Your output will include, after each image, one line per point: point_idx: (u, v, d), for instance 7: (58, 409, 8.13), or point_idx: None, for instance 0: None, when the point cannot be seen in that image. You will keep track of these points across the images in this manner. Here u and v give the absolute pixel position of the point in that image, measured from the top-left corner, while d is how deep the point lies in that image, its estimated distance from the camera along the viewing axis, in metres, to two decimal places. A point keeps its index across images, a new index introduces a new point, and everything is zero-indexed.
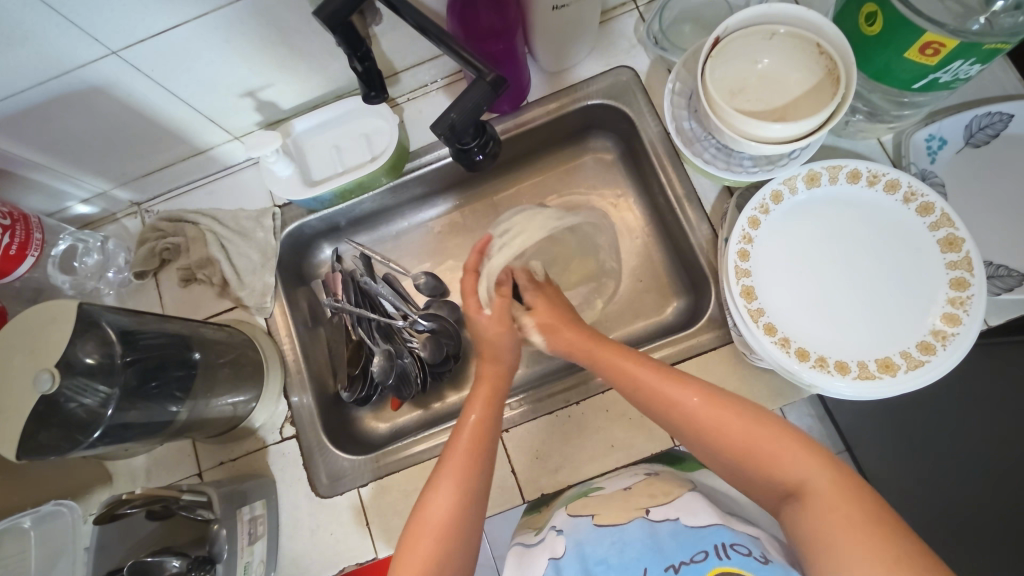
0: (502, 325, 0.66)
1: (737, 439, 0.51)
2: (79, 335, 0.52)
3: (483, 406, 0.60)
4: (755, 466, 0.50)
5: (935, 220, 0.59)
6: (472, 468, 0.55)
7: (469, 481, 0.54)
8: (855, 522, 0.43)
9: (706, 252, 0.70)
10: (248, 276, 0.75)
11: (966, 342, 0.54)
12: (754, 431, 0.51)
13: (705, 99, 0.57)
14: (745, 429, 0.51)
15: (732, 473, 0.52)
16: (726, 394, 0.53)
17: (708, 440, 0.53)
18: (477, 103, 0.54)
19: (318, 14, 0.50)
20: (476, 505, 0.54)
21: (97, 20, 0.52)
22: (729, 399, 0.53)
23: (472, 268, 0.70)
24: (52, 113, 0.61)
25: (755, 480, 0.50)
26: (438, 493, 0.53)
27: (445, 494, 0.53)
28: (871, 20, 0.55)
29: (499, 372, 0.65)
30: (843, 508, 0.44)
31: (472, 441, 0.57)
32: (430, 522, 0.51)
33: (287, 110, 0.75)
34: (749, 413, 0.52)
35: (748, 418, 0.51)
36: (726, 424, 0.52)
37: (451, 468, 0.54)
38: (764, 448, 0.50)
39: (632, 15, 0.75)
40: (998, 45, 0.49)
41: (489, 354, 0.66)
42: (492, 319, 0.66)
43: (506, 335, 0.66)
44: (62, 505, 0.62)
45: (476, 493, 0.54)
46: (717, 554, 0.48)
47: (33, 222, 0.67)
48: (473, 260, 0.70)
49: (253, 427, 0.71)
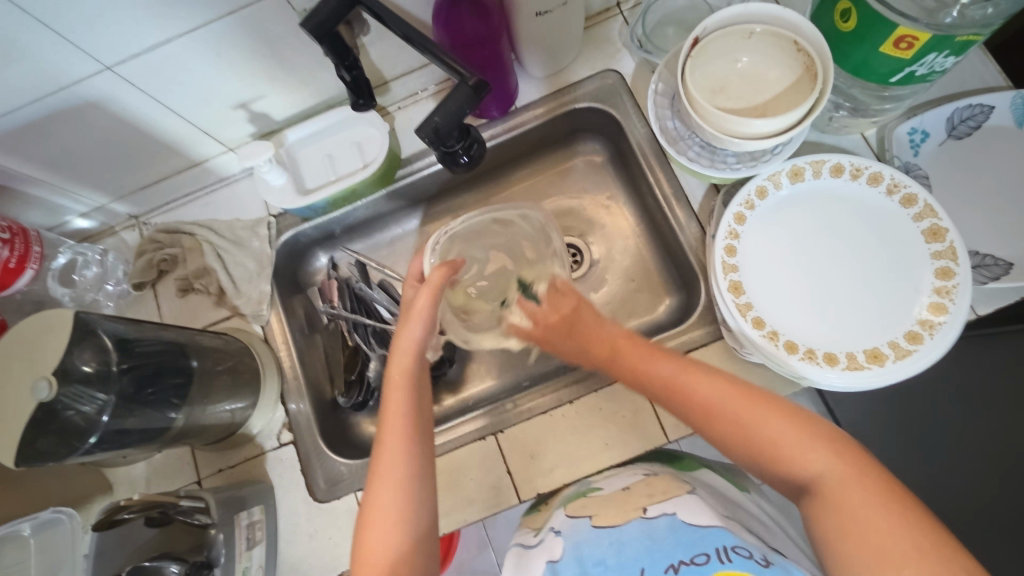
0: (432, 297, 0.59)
1: (746, 437, 0.48)
2: (75, 344, 0.53)
3: (405, 399, 0.56)
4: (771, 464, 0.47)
5: (918, 211, 0.60)
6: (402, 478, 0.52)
7: (407, 495, 0.52)
8: (858, 518, 0.42)
9: (695, 250, 0.71)
10: (244, 285, 0.76)
11: (951, 333, 0.55)
12: (764, 425, 0.48)
13: (686, 97, 0.59)
14: (776, 428, 0.47)
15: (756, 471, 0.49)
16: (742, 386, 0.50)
17: (718, 438, 0.50)
18: (460, 107, 0.56)
19: (304, 25, 0.52)
20: (417, 524, 0.51)
21: (91, 36, 0.54)
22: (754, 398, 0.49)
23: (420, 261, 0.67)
24: (49, 129, 0.62)
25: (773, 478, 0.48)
26: (373, 521, 0.51)
27: (382, 519, 0.51)
28: (846, 16, 0.56)
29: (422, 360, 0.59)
30: (852, 503, 0.42)
31: (399, 448, 0.53)
32: (376, 551, 0.49)
33: (280, 120, 0.77)
34: (755, 407, 0.49)
35: (753, 411, 0.49)
36: (734, 421, 0.49)
37: (378, 483, 0.52)
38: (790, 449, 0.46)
39: (617, 20, 0.77)
40: (970, 36, 0.50)
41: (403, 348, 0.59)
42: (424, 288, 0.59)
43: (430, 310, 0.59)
44: (61, 512, 0.62)
45: (416, 508, 0.52)
46: (718, 558, 0.47)
47: (32, 236, 0.68)
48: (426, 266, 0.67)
49: (251, 433, 0.72)
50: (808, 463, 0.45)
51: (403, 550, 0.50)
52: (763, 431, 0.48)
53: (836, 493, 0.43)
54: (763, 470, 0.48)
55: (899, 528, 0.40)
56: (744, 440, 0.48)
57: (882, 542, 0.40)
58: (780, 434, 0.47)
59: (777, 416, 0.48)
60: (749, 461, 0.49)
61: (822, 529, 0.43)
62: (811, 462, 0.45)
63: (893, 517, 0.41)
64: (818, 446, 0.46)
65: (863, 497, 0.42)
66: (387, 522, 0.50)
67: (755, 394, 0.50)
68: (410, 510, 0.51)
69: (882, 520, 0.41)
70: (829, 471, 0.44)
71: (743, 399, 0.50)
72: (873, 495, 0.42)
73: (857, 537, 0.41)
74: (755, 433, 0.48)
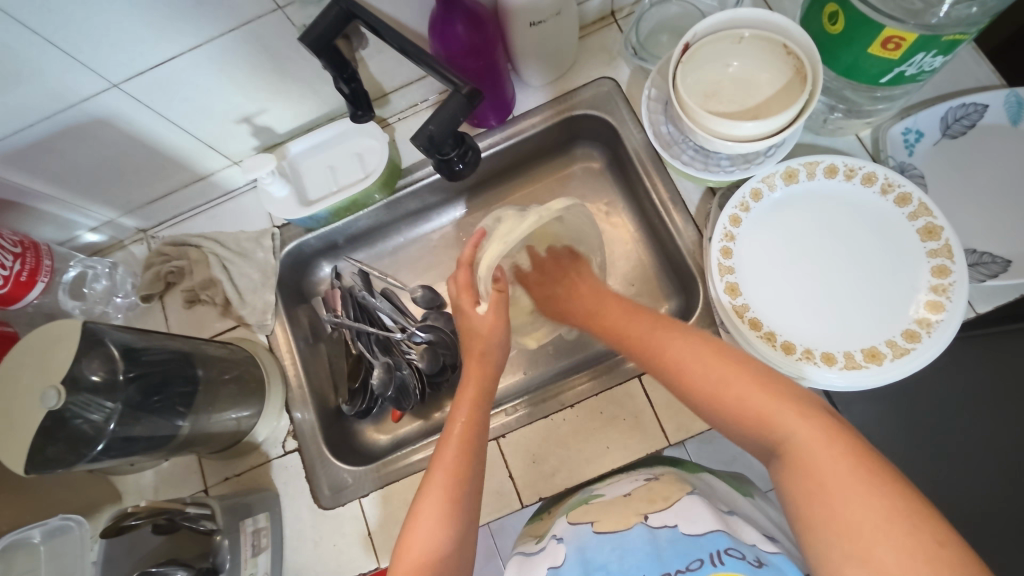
0: (496, 322, 0.63)
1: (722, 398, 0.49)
2: (84, 353, 0.55)
3: (468, 410, 0.58)
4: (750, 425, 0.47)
5: (912, 210, 0.60)
6: (460, 473, 0.53)
7: (457, 499, 0.52)
8: (825, 478, 0.41)
9: (693, 253, 0.71)
10: (249, 295, 0.77)
11: (949, 330, 0.55)
12: (741, 389, 0.48)
13: (677, 102, 0.60)
14: (759, 400, 0.47)
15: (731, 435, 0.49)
16: (721, 347, 0.52)
17: (687, 394, 0.52)
18: (454, 115, 0.57)
19: (303, 40, 0.54)
20: (464, 532, 0.51)
21: (97, 54, 0.56)
22: (731, 366, 0.50)
23: (466, 262, 0.66)
24: (60, 145, 0.64)
25: (747, 439, 0.48)
26: (423, 508, 0.51)
27: (435, 502, 0.52)
28: (834, 19, 0.57)
29: (485, 368, 0.62)
30: (823, 465, 0.41)
31: (456, 456, 0.54)
32: (423, 534, 0.50)
33: (282, 134, 0.79)
34: (726, 365, 0.50)
35: (725, 368, 0.50)
36: (706, 381, 0.50)
37: (437, 474, 0.53)
38: (768, 417, 0.46)
39: (612, 29, 0.78)
40: (956, 35, 0.50)
41: (478, 349, 0.63)
42: (486, 314, 0.63)
43: (498, 328, 0.63)
44: (70, 520, 0.62)
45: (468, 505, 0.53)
46: (711, 561, 0.48)
47: (43, 250, 0.70)
48: (469, 252, 0.66)
49: (257, 441, 0.73)
50: (775, 417, 0.45)
51: (446, 542, 0.50)
52: (730, 387, 0.48)
53: (801, 453, 0.43)
54: (734, 429, 0.48)
55: (868, 491, 0.39)
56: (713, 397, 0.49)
57: (849, 517, 0.39)
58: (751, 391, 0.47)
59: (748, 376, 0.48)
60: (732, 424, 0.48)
61: (793, 490, 0.43)
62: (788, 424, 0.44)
63: (860, 482, 0.40)
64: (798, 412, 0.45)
65: (830, 461, 0.41)
66: (429, 519, 0.50)
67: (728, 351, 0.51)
68: (459, 515, 0.52)
69: (850, 490, 0.40)
70: (795, 431, 0.44)
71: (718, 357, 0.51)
72: (841, 459, 0.41)
73: (826, 508, 0.40)
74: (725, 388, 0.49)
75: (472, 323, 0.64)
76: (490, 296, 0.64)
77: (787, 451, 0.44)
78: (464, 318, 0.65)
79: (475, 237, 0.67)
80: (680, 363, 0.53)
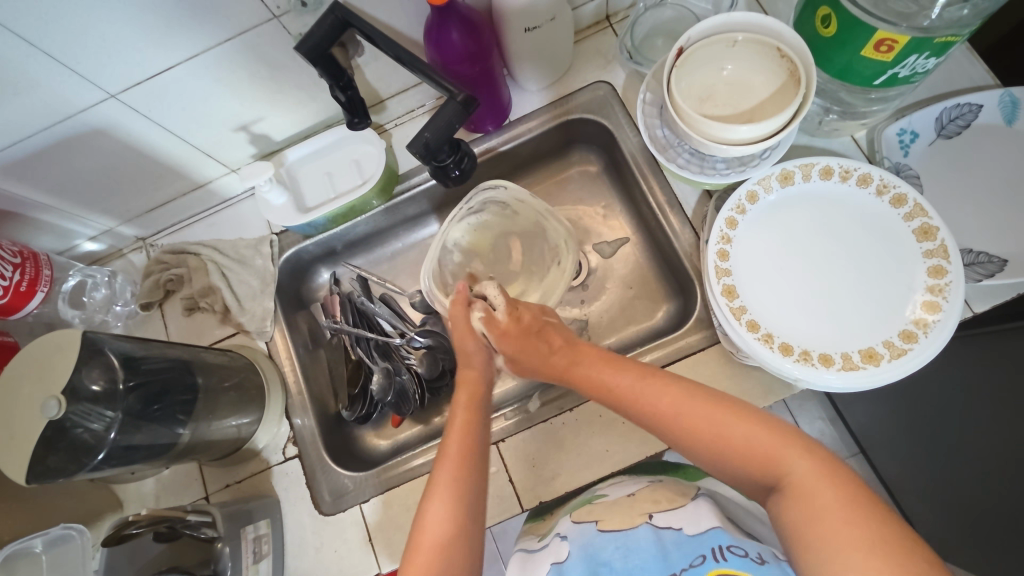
0: (467, 329, 0.64)
1: (707, 438, 0.49)
2: (84, 362, 0.55)
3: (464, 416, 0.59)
4: (738, 460, 0.47)
5: (908, 210, 0.60)
6: (461, 478, 0.53)
7: (462, 494, 0.52)
8: (824, 506, 0.42)
9: (690, 255, 0.71)
10: (248, 302, 0.78)
11: (946, 330, 0.55)
12: (725, 428, 0.49)
13: (672, 106, 0.60)
14: (741, 436, 0.48)
15: (718, 472, 0.50)
16: (694, 390, 0.52)
17: (682, 440, 0.51)
18: (449, 121, 0.57)
19: (299, 48, 0.55)
20: (474, 521, 0.52)
21: (94, 65, 0.56)
22: (703, 406, 0.50)
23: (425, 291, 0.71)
24: (59, 155, 0.64)
25: (741, 478, 0.48)
26: (430, 499, 0.52)
27: (443, 508, 0.51)
28: (826, 22, 0.58)
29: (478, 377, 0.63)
30: (819, 494, 0.43)
31: (458, 453, 0.55)
32: (430, 538, 0.50)
33: (280, 141, 0.79)
34: (713, 408, 0.50)
35: (708, 410, 0.50)
36: (692, 424, 0.50)
37: (440, 480, 0.53)
38: (749, 450, 0.47)
39: (607, 33, 0.79)
40: (948, 37, 0.51)
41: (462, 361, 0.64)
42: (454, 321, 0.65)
43: (472, 339, 0.64)
44: (72, 529, 0.61)
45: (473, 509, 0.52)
46: (714, 557, 0.48)
47: (43, 260, 0.71)
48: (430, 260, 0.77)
49: (257, 448, 0.73)
50: (769, 455, 0.46)
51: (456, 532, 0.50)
52: (722, 434, 0.48)
53: (800, 484, 0.44)
54: (725, 467, 0.49)
55: (862, 514, 0.41)
56: (706, 440, 0.49)
57: (848, 537, 0.40)
58: (743, 433, 0.48)
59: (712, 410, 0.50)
60: (721, 463, 0.49)
61: (790, 522, 0.43)
62: (777, 458, 0.46)
63: (858, 506, 0.41)
64: (783, 444, 0.46)
65: (829, 489, 0.42)
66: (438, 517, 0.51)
67: (684, 390, 0.52)
68: (465, 505, 0.52)
69: (848, 515, 0.41)
70: (788, 465, 0.45)
71: (689, 397, 0.51)
72: (837, 489, 0.42)
73: (825, 530, 0.41)
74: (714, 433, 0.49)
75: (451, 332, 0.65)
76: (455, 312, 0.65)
77: (788, 485, 0.44)
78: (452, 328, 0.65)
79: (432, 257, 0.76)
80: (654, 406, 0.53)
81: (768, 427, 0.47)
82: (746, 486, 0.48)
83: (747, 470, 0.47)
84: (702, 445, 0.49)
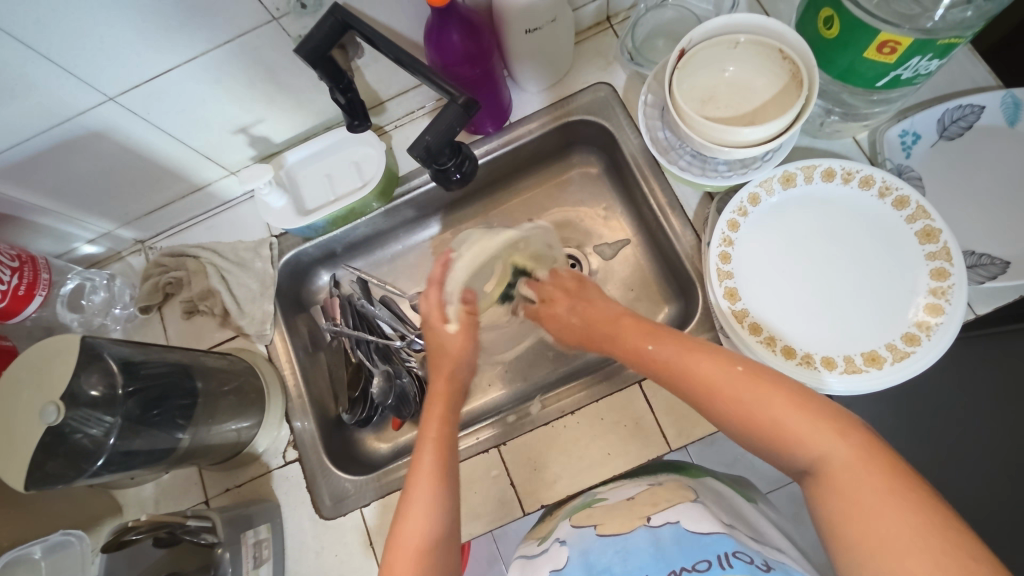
0: (464, 342, 0.66)
1: (742, 411, 0.48)
2: (82, 368, 0.54)
3: (439, 428, 0.58)
4: (773, 439, 0.47)
5: (911, 212, 0.60)
6: (439, 485, 0.53)
7: (440, 502, 0.52)
8: (860, 497, 0.41)
9: (691, 257, 0.71)
10: (248, 305, 0.77)
11: (949, 333, 0.55)
12: (761, 402, 0.48)
13: (674, 107, 0.59)
14: (777, 413, 0.47)
15: (753, 447, 0.49)
16: (732, 359, 0.51)
17: (717, 412, 0.51)
18: (450, 124, 0.57)
19: (298, 51, 0.54)
20: (450, 530, 0.52)
21: (92, 68, 0.56)
22: (739, 376, 0.49)
23: (434, 279, 0.67)
24: (57, 158, 0.64)
25: (776, 455, 0.47)
26: (409, 507, 0.52)
27: (419, 514, 0.52)
28: (829, 24, 0.57)
29: (453, 388, 0.63)
30: (855, 483, 0.41)
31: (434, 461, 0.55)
32: (407, 548, 0.50)
33: (279, 143, 0.78)
34: (752, 379, 0.49)
35: (745, 381, 0.49)
36: (727, 396, 0.49)
37: (418, 491, 0.53)
38: (784, 429, 0.46)
39: (608, 34, 0.78)
40: (951, 39, 0.50)
41: (447, 368, 0.64)
42: (456, 334, 0.66)
43: (467, 349, 0.66)
44: (70, 535, 0.62)
45: (449, 515, 0.53)
46: (719, 564, 0.47)
47: (41, 264, 0.70)
48: (439, 271, 0.68)
49: (257, 452, 0.72)
50: (806, 436, 0.45)
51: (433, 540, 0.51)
52: (756, 410, 0.48)
53: (836, 471, 0.43)
54: (760, 443, 0.48)
55: (904, 507, 0.39)
56: (741, 414, 0.49)
57: (882, 532, 0.39)
58: (782, 413, 0.46)
59: (748, 383, 0.49)
60: (756, 438, 0.48)
61: (825, 511, 0.43)
62: (813, 441, 0.44)
63: (897, 497, 0.40)
64: (821, 426, 0.44)
65: (865, 481, 0.41)
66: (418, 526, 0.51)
67: (724, 356, 0.51)
68: (443, 513, 0.52)
69: (886, 506, 0.40)
70: (825, 448, 0.44)
71: (727, 367, 0.51)
72: (881, 477, 0.41)
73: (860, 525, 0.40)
74: (738, 399, 0.49)
75: (442, 341, 0.66)
76: (460, 318, 0.66)
77: (823, 469, 0.43)
78: (432, 335, 0.66)
79: (442, 258, 0.68)
80: (690, 375, 0.52)
81: (808, 407, 0.46)
82: (782, 463, 0.48)
83: (781, 450, 0.47)
84: (738, 418, 0.49)
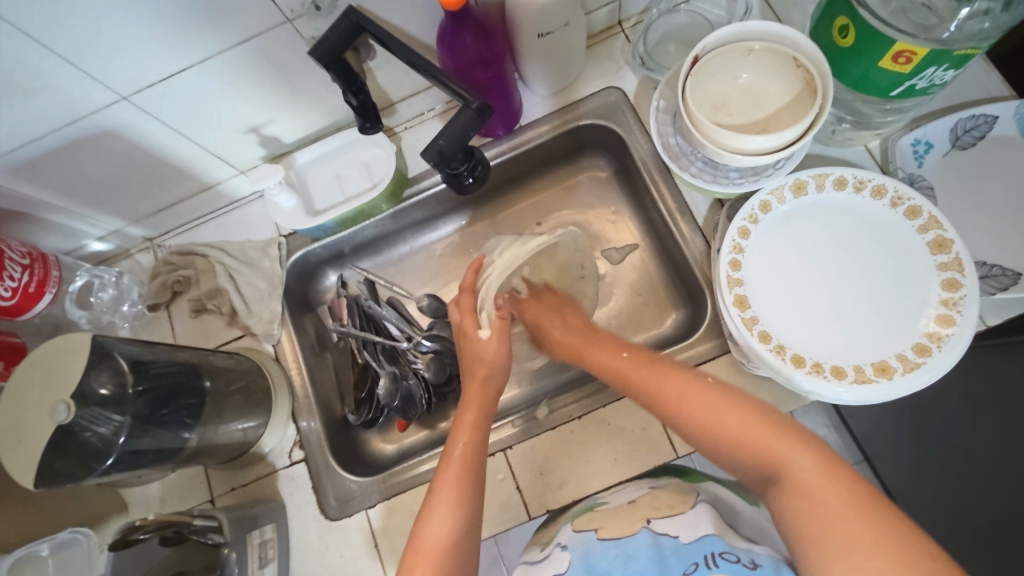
0: (499, 348, 0.62)
1: (712, 424, 0.51)
2: (92, 366, 0.54)
3: (467, 437, 0.58)
4: (742, 451, 0.49)
5: (923, 222, 0.60)
6: (463, 491, 0.53)
7: (463, 505, 0.53)
8: (829, 503, 0.43)
9: (701, 263, 0.71)
10: (255, 304, 0.77)
11: (961, 344, 0.55)
12: (728, 415, 0.51)
13: (686, 114, 0.59)
14: (749, 428, 0.49)
15: (720, 459, 0.52)
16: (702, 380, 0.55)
17: (686, 426, 0.54)
18: (463, 129, 0.57)
19: (312, 53, 0.55)
20: (472, 532, 0.53)
21: (105, 66, 0.56)
22: (710, 395, 0.53)
23: (468, 287, 0.67)
24: (70, 156, 0.64)
25: (742, 466, 0.50)
26: (430, 511, 0.52)
27: (440, 521, 0.52)
28: (844, 32, 0.57)
29: (486, 394, 0.62)
30: (823, 490, 0.44)
31: (458, 471, 0.55)
32: (426, 550, 0.50)
33: (289, 144, 0.79)
34: (721, 397, 0.52)
35: (712, 398, 0.52)
36: (698, 411, 0.52)
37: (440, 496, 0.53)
38: (755, 443, 0.49)
39: (619, 38, 0.78)
40: (968, 50, 0.50)
41: (481, 374, 0.62)
42: (488, 339, 0.62)
43: (501, 355, 0.62)
44: (78, 533, 0.63)
45: (472, 518, 0.53)
46: (706, 564, 0.49)
47: (51, 261, 0.70)
48: (471, 278, 0.67)
49: (263, 452, 0.72)
50: (775, 448, 0.47)
51: (452, 540, 0.51)
52: (726, 423, 0.50)
53: (802, 479, 0.45)
54: (727, 455, 0.51)
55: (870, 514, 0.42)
56: (709, 428, 0.52)
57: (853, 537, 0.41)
58: (748, 422, 0.50)
59: (718, 400, 0.52)
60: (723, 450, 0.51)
61: (792, 515, 0.45)
62: (780, 451, 0.47)
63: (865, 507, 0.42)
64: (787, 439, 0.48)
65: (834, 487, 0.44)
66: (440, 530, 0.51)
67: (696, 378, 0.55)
68: (467, 513, 0.53)
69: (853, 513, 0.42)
70: (791, 459, 0.46)
71: (698, 387, 0.54)
72: (843, 485, 0.44)
73: (834, 531, 0.42)
74: (704, 415, 0.52)
75: (474, 350, 0.62)
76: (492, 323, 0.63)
77: (789, 477, 0.46)
78: (466, 341, 0.64)
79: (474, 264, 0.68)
80: (662, 390, 0.56)
81: (777, 422, 0.49)
82: (747, 473, 0.50)
83: (753, 461, 0.49)
84: (708, 431, 0.52)
